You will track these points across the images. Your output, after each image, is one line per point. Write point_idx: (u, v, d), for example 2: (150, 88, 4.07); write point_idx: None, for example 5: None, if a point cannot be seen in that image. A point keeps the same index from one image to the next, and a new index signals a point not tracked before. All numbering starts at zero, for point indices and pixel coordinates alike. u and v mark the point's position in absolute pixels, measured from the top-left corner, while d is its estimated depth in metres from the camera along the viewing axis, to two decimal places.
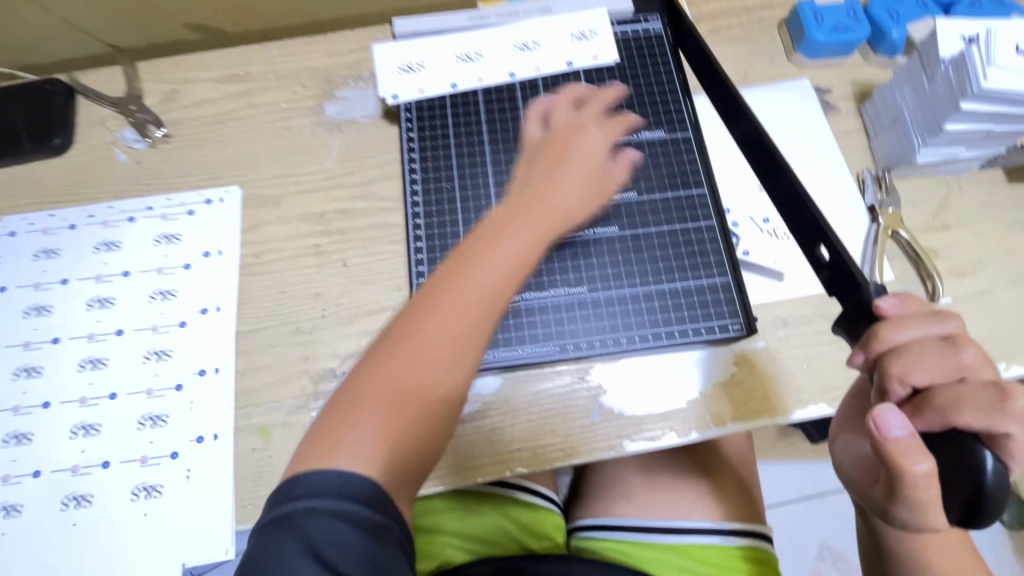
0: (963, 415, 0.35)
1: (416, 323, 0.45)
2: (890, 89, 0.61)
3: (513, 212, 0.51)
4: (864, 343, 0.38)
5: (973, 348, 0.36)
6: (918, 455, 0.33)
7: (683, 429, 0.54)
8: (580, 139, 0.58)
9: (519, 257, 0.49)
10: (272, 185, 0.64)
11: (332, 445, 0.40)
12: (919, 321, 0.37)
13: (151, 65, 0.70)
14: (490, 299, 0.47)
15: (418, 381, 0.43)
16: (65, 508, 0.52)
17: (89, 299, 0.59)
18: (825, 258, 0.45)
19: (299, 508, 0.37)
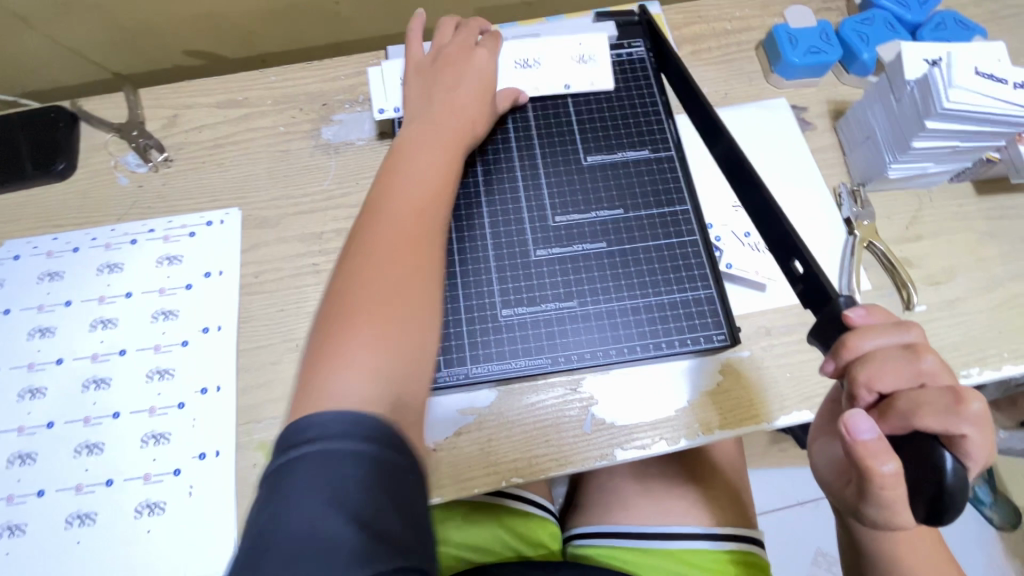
0: (924, 419, 0.37)
1: (350, 260, 0.47)
2: (862, 108, 0.64)
3: (417, 150, 0.55)
4: (834, 352, 0.40)
5: (933, 355, 0.38)
6: (884, 457, 0.36)
7: (672, 437, 0.56)
8: (464, 64, 0.63)
9: (439, 163, 0.55)
10: (272, 207, 0.66)
11: (325, 378, 0.41)
12: (884, 330, 0.39)
13: (152, 92, 0.73)
14: (421, 202, 0.51)
15: (373, 292, 0.45)
16: (69, 527, 0.53)
17: (93, 320, 0.61)
18: (799, 271, 0.47)
19: (307, 452, 0.36)
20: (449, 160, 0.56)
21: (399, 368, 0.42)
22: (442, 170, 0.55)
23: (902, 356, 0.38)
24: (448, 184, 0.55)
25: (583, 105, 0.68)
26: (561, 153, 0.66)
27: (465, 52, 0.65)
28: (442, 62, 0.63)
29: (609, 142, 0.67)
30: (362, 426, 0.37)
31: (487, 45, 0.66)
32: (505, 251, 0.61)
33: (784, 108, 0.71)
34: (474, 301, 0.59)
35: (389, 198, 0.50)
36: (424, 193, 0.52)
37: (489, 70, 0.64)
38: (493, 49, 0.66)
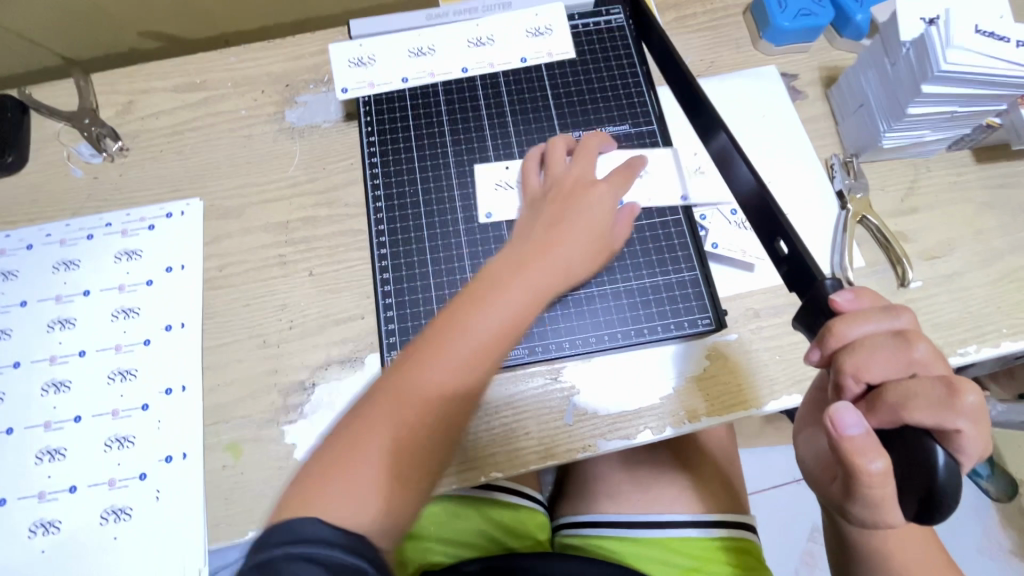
0: (914, 411, 0.34)
1: (407, 382, 0.43)
2: (855, 75, 0.61)
3: (512, 263, 0.49)
4: (820, 340, 0.38)
5: (926, 343, 0.36)
6: (873, 454, 0.33)
7: (658, 425, 0.54)
8: (586, 195, 0.54)
9: (508, 334, 0.47)
10: (234, 196, 0.63)
11: (309, 501, 0.38)
12: (869, 315, 0.37)
13: (105, 77, 0.68)
14: (477, 366, 0.45)
15: (409, 436, 0.42)
16: (32, 536, 0.51)
17: (50, 320, 0.58)
18: (784, 252, 0.46)
19: (278, 554, 0.34)
20: (538, 297, 0.49)
21: (380, 520, 0.39)
22: (524, 313, 0.47)
23: (890, 344, 0.36)
24: (523, 322, 0.48)
25: (559, 79, 0.65)
26: (537, 132, 0.63)
27: (624, 180, 0.56)
28: (572, 176, 0.56)
29: (587, 118, 0.64)
30: (335, 541, 0.35)
31: (615, 182, 0.55)
32: (479, 238, 0.59)
33: (772, 76, 0.67)
34: (447, 290, 0.58)
35: (457, 325, 0.45)
36: (486, 349, 0.45)
37: (608, 206, 0.54)
38: (617, 185, 0.55)
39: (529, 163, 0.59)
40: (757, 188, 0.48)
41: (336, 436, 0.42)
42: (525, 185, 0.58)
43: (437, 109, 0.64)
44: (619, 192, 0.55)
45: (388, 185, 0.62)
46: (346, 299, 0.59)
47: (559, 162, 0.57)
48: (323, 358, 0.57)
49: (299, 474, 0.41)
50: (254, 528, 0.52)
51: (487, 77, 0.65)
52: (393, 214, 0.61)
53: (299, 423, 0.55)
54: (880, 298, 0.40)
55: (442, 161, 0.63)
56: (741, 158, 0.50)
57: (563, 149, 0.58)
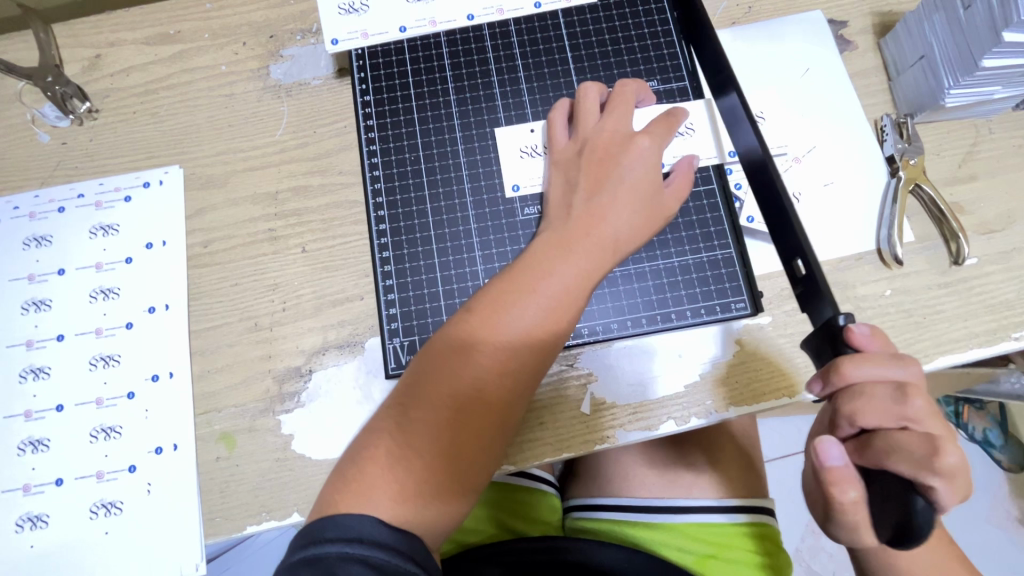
0: (894, 461, 0.35)
1: (444, 380, 0.42)
2: (918, 21, 0.53)
3: (554, 247, 0.45)
4: (824, 374, 0.39)
5: (923, 400, 0.36)
6: (847, 485, 0.36)
7: (682, 416, 0.50)
8: (624, 154, 0.48)
9: (552, 325, 0.44)
10: (217, 162, 0.57)
11: (360, 498, 0.39)
12: (880, 361, 0.37)
13: (67, 27, 0.61)
14: (520, 359, 0.43)
15: (448, 435, 0.41)
16: (20, 530, 0.49)
17: (24, 302, 0.54)
18: (801, 273, 0.44)
19: (333, 553, 0.36)
20: (582, 284, 0.45)
21: (432, 512, 0.40)
22: (568, 302, 0.44)
23: (887, 396, 0.36)
24: (568, 314, 0.44)
25: (577, 28, 0.58)
26: (553, 89, 0.56)
27: (665, 131, 0.50)
28: (608, 132, 0.50)
29: (610, 74, 0.57)
30: (388, 544, 0.36)
31: (655, 132, 0.50)
32: (488, 212, 0.53)
33: (819, 24, 0.59)
34: (453, 271, 0.52)
35: (497, 321, 0.43)
36: (529, 344, 0.43)
37: (651, 162, 0.48)
38: (659, 136, 0.49)
39: (555, 117, 0.52)
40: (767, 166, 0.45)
41: (379, 431, 0.42)
42: (551, 142, 0.52)
43: (439, 63, 0.57)
44: (661, 145, 0.49)
45: (386, 152, 0.55)
46: (343, 278, 0.54)
47: (589, 115, 0.51)
48: (319, 343, 0.52)
49: (341, 468, 0.42)
50: (252, 522, 0.49)
51: (496, 25, 0.58)
52: (391, 184, 0.55)
53: (296, 411, 0.51)
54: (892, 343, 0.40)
55: (446, 124, 0.56)
56: (749, 123, 0.46)
57: (593, 100, 0.52)
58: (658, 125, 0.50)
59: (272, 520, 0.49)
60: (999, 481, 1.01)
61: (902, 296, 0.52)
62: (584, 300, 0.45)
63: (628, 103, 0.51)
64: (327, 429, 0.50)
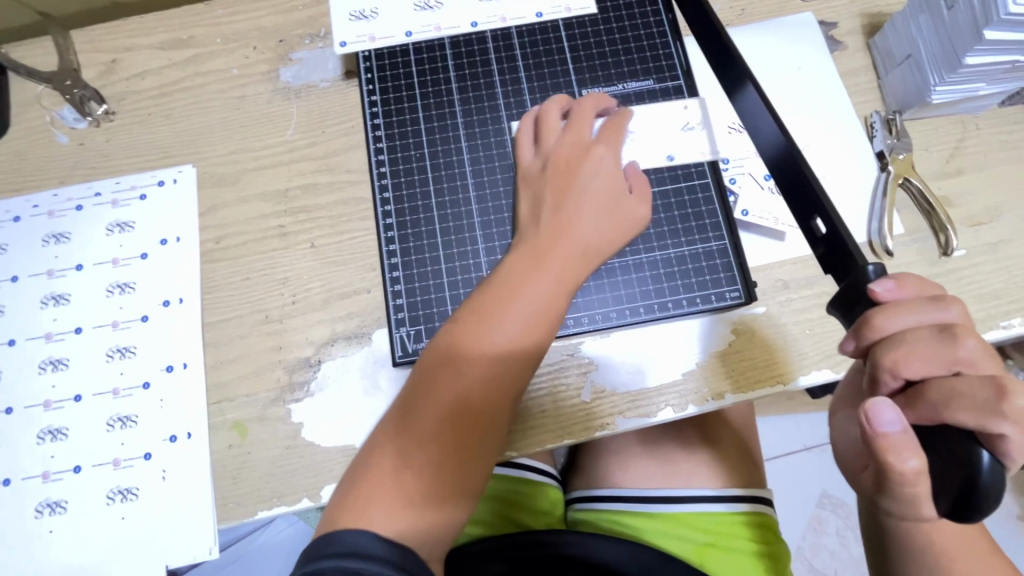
0: (956, 412, 0.34)
1: (428, 394, 0.44)
2: (905, 20, 0.55)
3: (525, 263, 0.47)
4: (857, 331, 0.38)
5: (973, 340, 0.35)
6: (908, 453, 0.34)
7: (679, 403, 0.51)
8: (585, 166, 0.51)
9: (533, 332, 0.45)
10: (229, 161, 0.59)
11: (357, 515, 0.41)
12: (917, 307, 0.37)
13: (85, 33, 0.64)
14: (503, 365, 0.44)
15: (436, 446, 0.43)
16: (39, 516, 0.51)
17: (43, 296, 0.56)
18: (820, 232, 0.44)
19: (330, 566, 0.37)
20: (558, 291, 0.47)
21: (429, 521, 0.42)
22: (546, 310, 0.46)
23: (931, 339, 0.36)
24: (548, 319, 0.46)
25: (576, 30, 0.60)
26: (553, 89, 0.58)
27: (614, 138, 0.53)
28: (568, 147, 0.52)
29: (607, 73, 0.59)
30: (382, 556, 0.38)
31: (607, 140, 0.53)
32: (491, 206, 0.55)
33: (810, 25, 0.61)
34: (457, 263, 0.54)
35: (477, 333, 0.45)
36: (512, 351, 0.45)
37: (610, 172, 0.52)
38: (611, 147, 0.53)
39: (521, 136, 0.55)
40: (786, 144, 0.45)
41: (370, 450, 0.44)
42: (518, 162, 0.54)
43: (443, 65, 0.59)
44: (614, 152, 0.53)
45: (392, 149, 0.57)
46: (351, 272, 0.56)
47: (552, 132, 0.54)
48: (329, 334, 0.54)
49: (339, 489, 0.43)
50: (264, 508, 0.50)
51: (499, 32, 0.60)
52: (398, 180, 0.57)
53: (306, 400, 0.53)
54: (929, 284, 0.39)
55: (450, 123, 0.58)
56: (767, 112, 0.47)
57: (553, 117, 0.54)
58: (607, 137, 0.53)
59: (283, 506, 0.50)
60: None
61: None
62: (562, 305, 0.47)
63: (586, 118, 0.54)
64: (336, 417, 0.52)
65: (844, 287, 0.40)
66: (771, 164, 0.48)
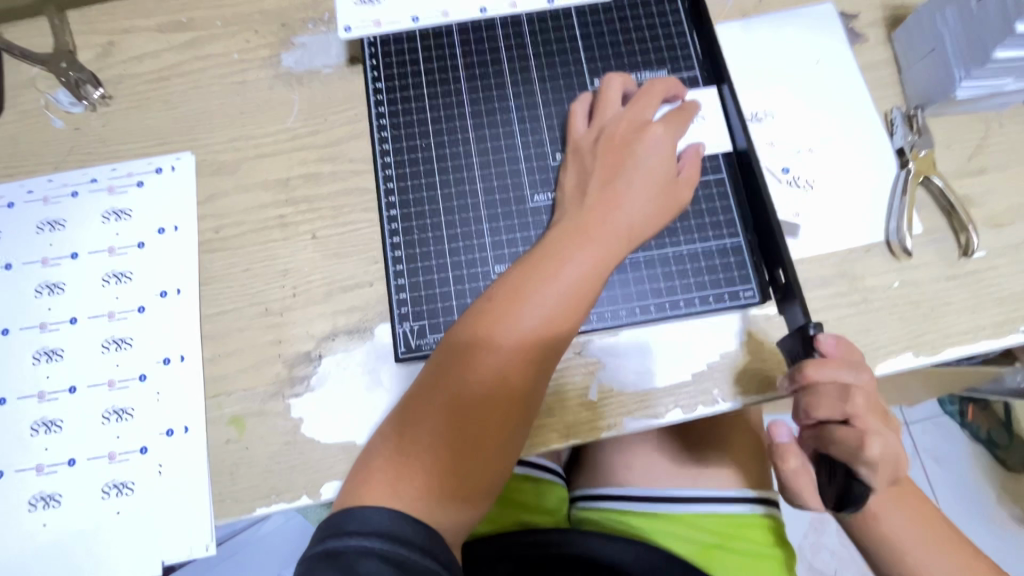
0: (831, 448, 0.43)
1: (463, 367, 0.42)
2: (930, 12, 0.53)
3: (568, 236, 0.46)
4: (791, 375, 0.44)
5: (861, 398, 0.43)
6: (791, 456, 0.46)
7: (689, 404, 0.50)
8: (639, 143, 0.49)
9: (567, 314, 0.44)
10: (228, 149, 0.58)
11: (381, 490, 0.40)
12: (841, 364, 0.43)
13: (81, 14, 0.62)
14: (538, 347, 0.43)
15: (468, 423, 0.41)
16: (33, 509, 0.50)
17: (37, 285, 0.54)
18: (781, 281, 0.49)
19: (350, 546, 0.36)
20: (598, 270, 0.45)
21: (453, 505, 0.40)
22: (584, 289, 0.44)
23: (839, 390, 0.43)
24: (585, 303, 0.45)
25: (589, 17, 0.58)
26: (564, 78, 0.56)
27: (679, 121, 0.51)
28: (625, 122, 0.50)
29: (620, 63, 0.57)
30: (406, 539, 0.37)
31: (671, 124, 0.50)
32: (498, 199, 0.54)
33: (830, 16, 0.59)
34: (463, 257, 0.53)
35: (515, 311, 0.43)
36: (548, 334, 0.43)
37: (666, 152, 0.49)
38: (674, 126, 0.50)
39: (577, 109, 0.54)
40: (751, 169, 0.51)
41: (399, 424, 0.42)
42: (570, 133, 0.53)
43: (451, 51, 0.58)
44: (677, 134, 0.50)
45: (397, 138, 0.56)
46: (354, 265, 0.54)
47: (611, 107, 0.52)
48: (329, 328, 0.53)
49: (364, 459, 0.43)
50: (262, 504, 0.49)
51: (507, 18, 0.58)
52: (403, 170, 0.55)
53: (306, 396, 0.51)
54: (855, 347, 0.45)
55: (457, 112, 0.56)
56: (738, 118, 0.52)
57: (616, 91, 0.53)
58: (670, 116, 0.51)
59: (281, 502, 0.49)
60: (1001, 481, 0.99)
61: (910, 288, 0.52)
62: (600, 285, 0.45)
63: (653, 96, 0.52)
64: (336, 414, 0.51)
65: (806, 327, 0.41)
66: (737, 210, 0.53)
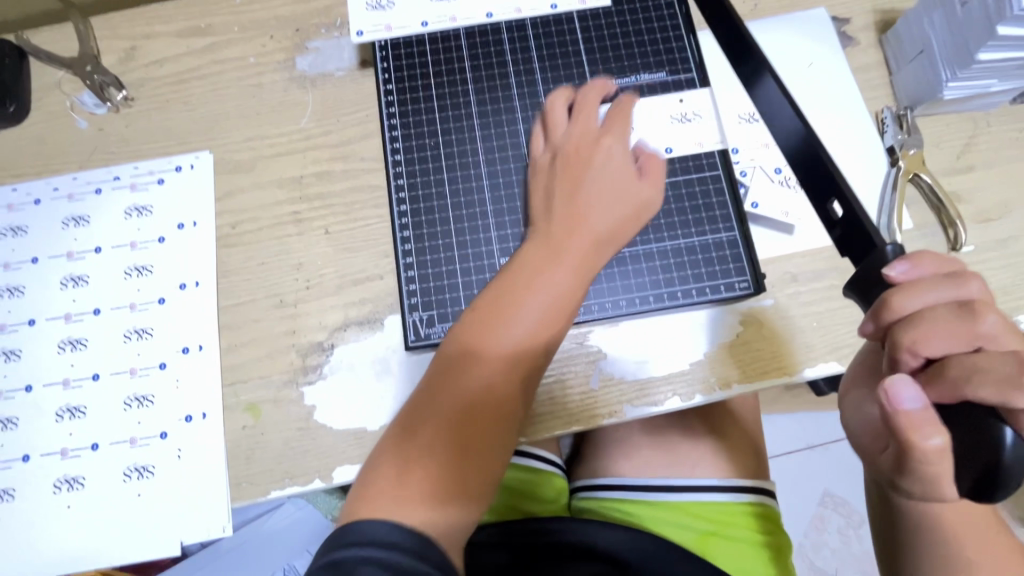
0: (979, 386, 0.34)
1: (445, 383, 0.45)
2: (918, 16, 0.55)
3: (540, 253, 0.49)
4: (875, 313, 0.38)
5: (993, 315, 0.36)
6: (930, 429, 0.34)
7: (686, 392, 0.52)
8: (596, 158, 0.52)
9: (543, 322, 0.47)
10: (245, 149, 0.60)
11: (380, 504, 0.41)
12: (933, 285, 0.37)
13: (105, 20, 0.64)
14: (511, 354, 0.46)
15: (455, 430, 0.43)
16: (58, 491, 0.52)
17: (63, 277, 0.57)
18: (837, 215, 0.44)
19: (350, 557, 0.37)
20: (571, 278, 0.48)
21: (452, 506, 0.42)
22: (558, 297, 0.47)
23: (952, 316, 0.36)
24: (565, 309, 0.48)
25: (590, 22, 0.60)
26: (567, 80, 0.59)
27: (619, 123, 0.54)
28: (577, 140, 0.53)
29: (620, 65, 0.59)
30: (403, 545, 0.38)
31: (616, 131, 0.53)
32: (503, 196, 0.56)
33: (823, 21, 0.61)
34: (470, 250, 0.55)
35: (493, 326, 0.46)
36: (526, 342, 0.46)
37: (623, 162, 0.52)
38: (620, 134, 0.53)
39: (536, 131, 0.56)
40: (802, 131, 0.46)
41: (388, 441, 0.44)
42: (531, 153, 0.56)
43: (458, 54, 0.60)
44: (625, 143, 0.53)
45: (407, 137, 0.58)
46: (365, 259, 0.56)
47: (560, 126, 0.55)
48: (341, 319, 0.55)
49: (356, 481, 0.44)
50: (277, 487, 0.51)
51: (513, 23, 0.60)
52: (412, 168, 0.57)
53: (319, 383, 0.54)
54: (946, 259, 0.39)
55: (464, 113, 0.59)
56: (780, 90, 0.47)
57: (562, 107, 0.56)
58: (614, 125, 0.54)
59: (295, 486, 0.51)
60: None
61: None
62: (576, 291, 0.48)
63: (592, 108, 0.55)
64: (347, 401, 0.53)
65: (860, 269, 0.40)
66: (787, 152, 0.49)
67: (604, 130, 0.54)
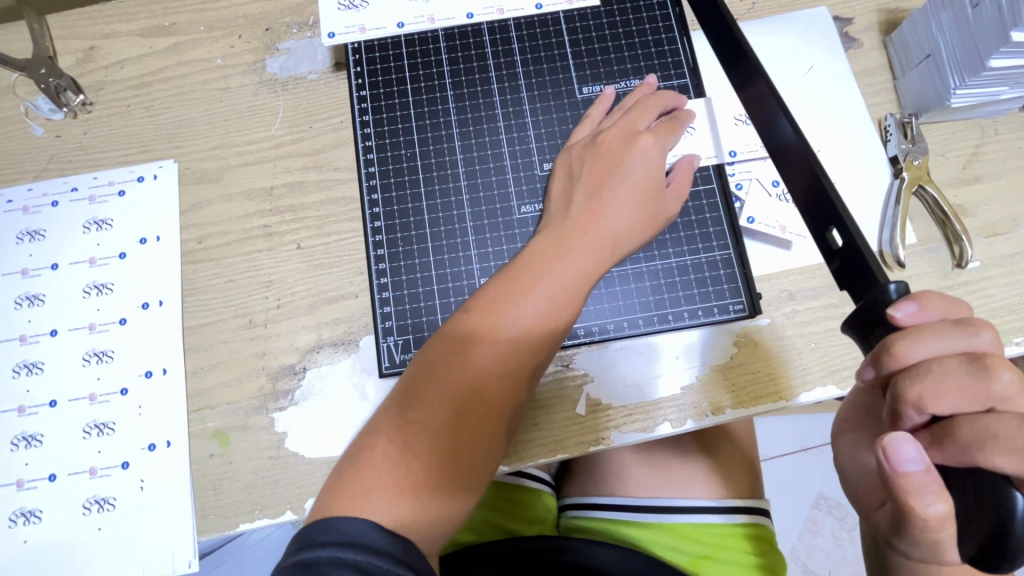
0: (993, 454, 0.31)
1: (444, 377, 0.42)
2: (925, 18, 0.52)
3: (552, 246, 0.45)
4: (876, 358, 0.35)
5: (1009, 373, 0.32)
6: (931, 495, 0.31)
7: (677, 418, 0.49)
8: (628, 153, 0.48)
9: (549, 325, 0.43)
10: (211, 157, 0.57)
11: (353, 501, 0.39)
12: (939, 334, 0.34)
13: (62, 19, 0.60)
14: (519, 358, 0.42)
15: (445, 434, 0.41)
16: (13, 525, 0.49)
17: (17, 296, 0.53)
18: (837, 244, 0.41)
19: (322, 557, 0.35)
20: (582, 281, 0.44)
21: (426, 517, 0.39)
22: (568, 299, 0.44)
23: (960, 371, 0.33)
24: (562, 316, 0.44)
25: (577, 23, 0.57)
26: (552, 85, 0.55)
27: (669, 132, 0.50)
28: (616, 130, 0.50)
29: (609, 70, 0.56)
30: (379, 548, 0.36)
31: (660, 134, 0.49)
32: (484, 211, 0.53)
33: (824, 21, 0.58)
34: (449, 270, 0.52)
35: (490, 321, 0.43)
36: (531, 348, 0.43)
37: (656, 162, 0.48)
38: (663, 136, 0.49)
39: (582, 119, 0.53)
40: (801, 147, 0.43)
41: (376, 433, 0.42)
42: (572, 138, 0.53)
43: (437, 58, 0.56)
44: (666, 145, 0.49)
45: (382, 148, 0.55)
46: (338, 276, 0.53)
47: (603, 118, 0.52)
48: (314, 340, 0.52)
49: (337, 468, 0.42)
50: (245, 520, 0.49)
51: (495, 23, 0.57)
52: (387, 181, 0.54)
53: (290, 409, 0.51)
54: (955, 305, 0.36)
55: (443, 121, 0.55)
56: (780, 111, 0.44)
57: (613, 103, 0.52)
58: (659, 125, 0.50)
59: (264, 518, 0.49)
60: None
61: None
62: (584, 297, 0.45)
63: (649, 108, 0.51)
64: (320, 427, 0.50)
65: (863, 307, 0.37)
66: (786, 171, 0.46)
67: (649, 129, 0.50)
